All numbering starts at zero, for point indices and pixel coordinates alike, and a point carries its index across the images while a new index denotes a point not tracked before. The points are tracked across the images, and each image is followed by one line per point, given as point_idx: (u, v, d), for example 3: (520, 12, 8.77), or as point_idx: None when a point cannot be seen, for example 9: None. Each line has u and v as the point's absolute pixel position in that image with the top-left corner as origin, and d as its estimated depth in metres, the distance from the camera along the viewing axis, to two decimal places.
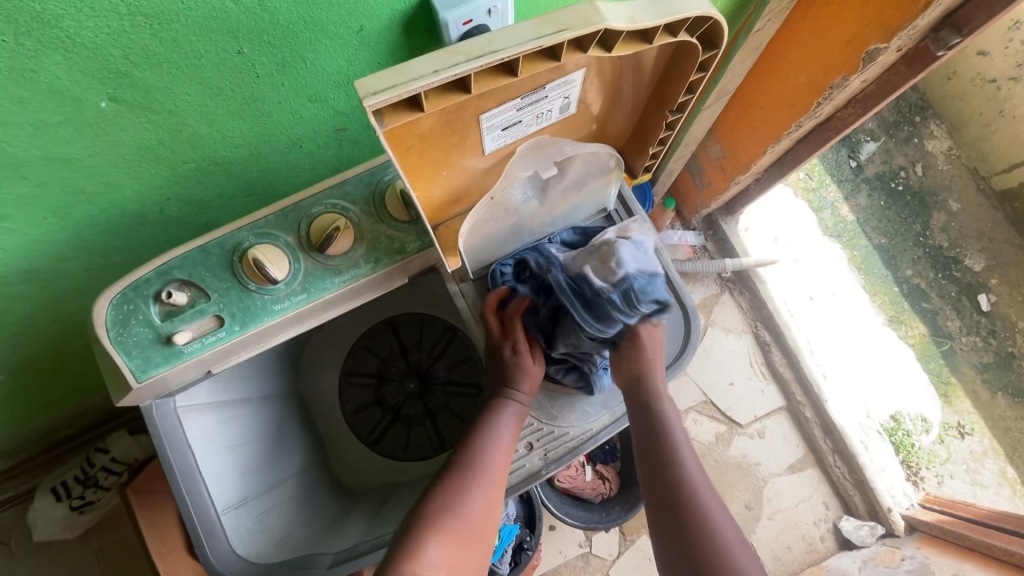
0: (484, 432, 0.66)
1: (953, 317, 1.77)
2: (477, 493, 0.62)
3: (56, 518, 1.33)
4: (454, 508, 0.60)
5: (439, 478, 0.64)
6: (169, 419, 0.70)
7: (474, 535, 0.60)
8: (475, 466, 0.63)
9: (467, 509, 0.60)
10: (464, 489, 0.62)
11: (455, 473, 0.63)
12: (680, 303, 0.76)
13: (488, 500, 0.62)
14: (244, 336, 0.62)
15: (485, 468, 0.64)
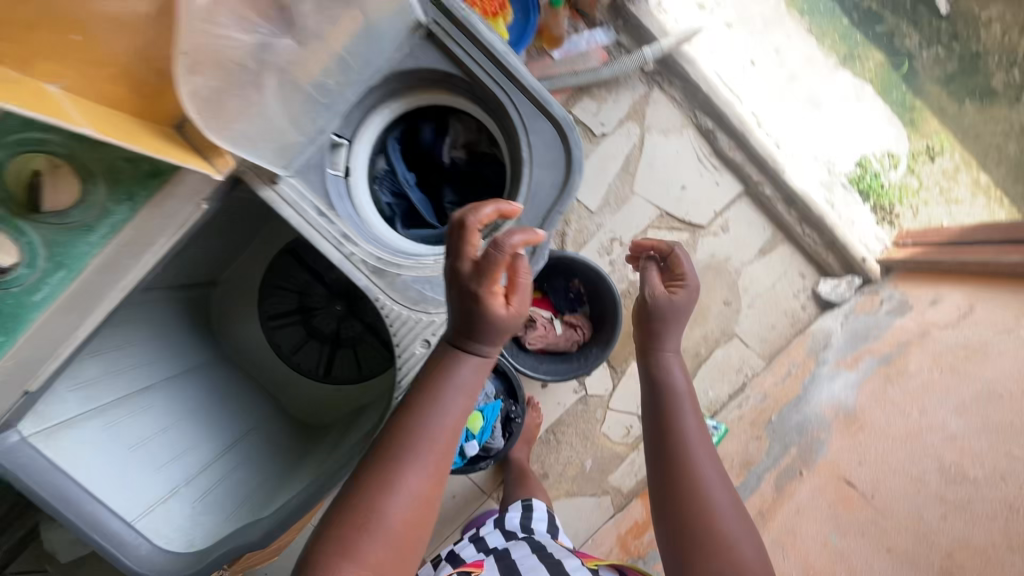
0: (426, 405, 0.59)
1: (912, 32, 1.56)
2: (408, 487, 0.57)
3: (71, 540, 1.34)
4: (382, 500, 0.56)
5: (371, 460, 0.59)
6: (18, 453, 0.60)
7: (399, 534, 0.56)
8: (413, 454, 0.58)
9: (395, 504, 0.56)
10: (397, 475, 0.57)
11: (390, 456, 0.58)
12: (550, 117, 0.66)
13: (425, 487, 0.58)
14: (26, 334, 0.53)
15: (426, 449, 0.58)
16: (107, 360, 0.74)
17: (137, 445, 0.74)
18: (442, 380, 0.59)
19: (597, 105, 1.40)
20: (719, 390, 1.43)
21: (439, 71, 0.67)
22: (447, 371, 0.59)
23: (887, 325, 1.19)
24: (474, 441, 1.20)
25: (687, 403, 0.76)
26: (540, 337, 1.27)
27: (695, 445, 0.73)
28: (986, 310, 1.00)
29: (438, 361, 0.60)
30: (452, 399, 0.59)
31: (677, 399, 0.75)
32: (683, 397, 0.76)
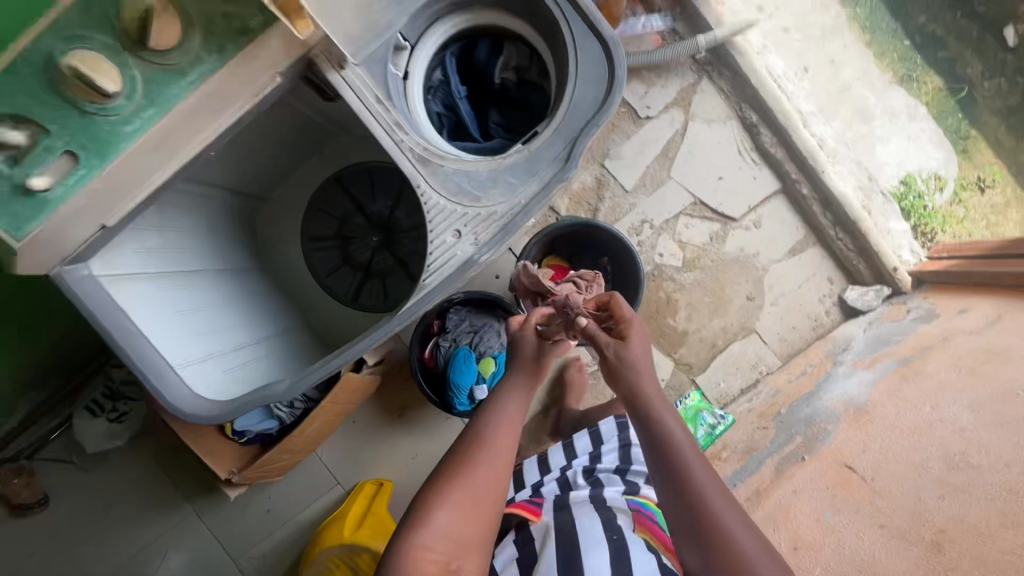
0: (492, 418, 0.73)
1: (975, 62, 1.65)
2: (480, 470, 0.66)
3: (99, 431, 1.44)
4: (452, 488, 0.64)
5: (442, 467, 0.68)
6: (90, 285, 0.66)
7: (474, 499, 0.64)
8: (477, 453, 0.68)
9: (464, 489, 0.64)
10: (465, 467, 0.66)
11: (456, 459, 0.67)
12: (599, 36, 0.61)
13: (492, 472, 0.67)
14: (109, 172, 0.57)
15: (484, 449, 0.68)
16: (186, 258, 0.89)
17: (186, 312, 0.81)
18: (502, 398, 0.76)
19: (645, 89, 1.41)
20: (731, 383, 1.43)
21: None
22: (512, 392, 0.78)
23: (911, 330, 1.18)
24: (483, 386, 1.20)
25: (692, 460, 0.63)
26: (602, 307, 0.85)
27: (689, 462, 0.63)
28: (1014, 318, 0.99)
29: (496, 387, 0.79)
30: (513, 420, 0.74)
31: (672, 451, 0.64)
32: (663, 411, 0.68)
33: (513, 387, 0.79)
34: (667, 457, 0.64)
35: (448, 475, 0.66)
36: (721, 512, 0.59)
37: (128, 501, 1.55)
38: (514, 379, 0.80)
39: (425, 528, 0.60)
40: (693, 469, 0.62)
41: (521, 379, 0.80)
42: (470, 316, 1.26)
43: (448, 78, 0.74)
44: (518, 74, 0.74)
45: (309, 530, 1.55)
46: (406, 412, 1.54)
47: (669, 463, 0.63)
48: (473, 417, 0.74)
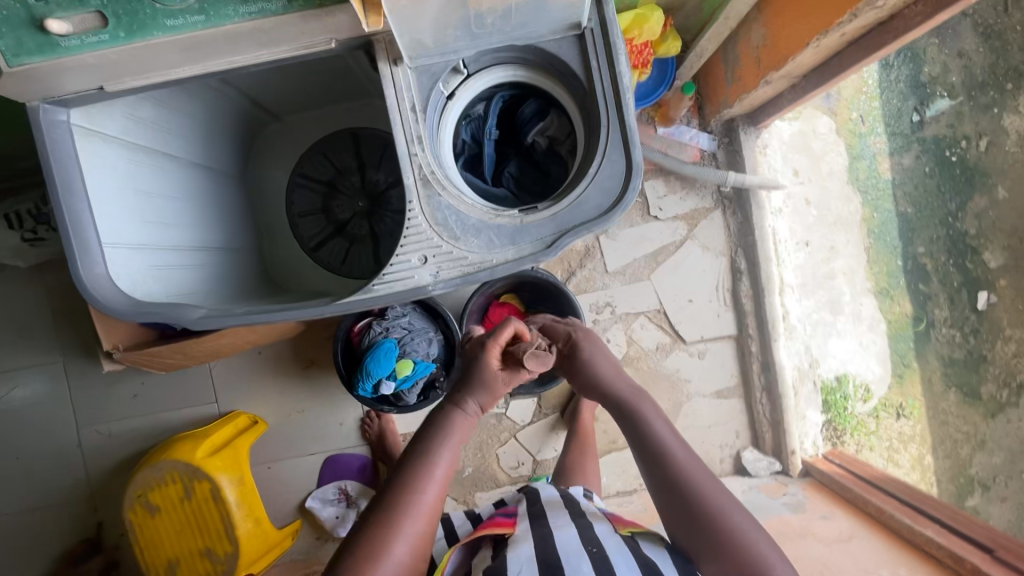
0: (419, 480, 0.75)
1: (943, 306, 1.74)
2: (403, 544, 0.70)
3: (8, 245, 1.37)
4: (372, 563, 0.68)
5: (363, 533, 0.71)
6: (58, 130, 0.65)
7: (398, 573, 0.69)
8: (399, 521, 0.71)
9: (386, 567, 0.68)
10: (384, 543, 0.69)
11: (376, 529, 0.71)
12: (627, 156, 0.64)
13: (411, 544, 0.71)
14: (131, 49, 0.56)
15: (406, 523, 0.71)
16: (170, 144, 0.87)
17: (141, 193, 0.79)
18: (432, 456, 0.77)
19: (665, 192, 1.47)
20: (611, 481, 1.53)
21: (565, 65, 0.66)
22: (440, 448, 0.79)
23: (777, 512, 1.26)
24: (391, 383, 1.21)
25: (681, 455, 0.79)
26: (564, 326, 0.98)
27: (682, 460, 0.78)
28: (860, 546, 1.07)
29: (425, 440, 0.79)
30: (439, 480, 0.76)
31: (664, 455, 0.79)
32: (650, 414, 0.83)
33: (445, 443, 0.79)
34: (656, 456, 0.80)
35: (368, 547, 0.69)
36: (705, 487, 0.75)
37: (6, 323, 1.49)
38: (449, 432, 0.80)
39: None
40: (678, 461, 0.78)
41: (453, 435, 0.80)
42: (413, 316, 1.26)
43: (486, 113, 0.75)
44: (550, 144, 0.76)
45: (169, 431, 1.52)
46: (312, 367, 1.51)
47: (658, 463, 0.79)
48: (393, 481, 0.76)
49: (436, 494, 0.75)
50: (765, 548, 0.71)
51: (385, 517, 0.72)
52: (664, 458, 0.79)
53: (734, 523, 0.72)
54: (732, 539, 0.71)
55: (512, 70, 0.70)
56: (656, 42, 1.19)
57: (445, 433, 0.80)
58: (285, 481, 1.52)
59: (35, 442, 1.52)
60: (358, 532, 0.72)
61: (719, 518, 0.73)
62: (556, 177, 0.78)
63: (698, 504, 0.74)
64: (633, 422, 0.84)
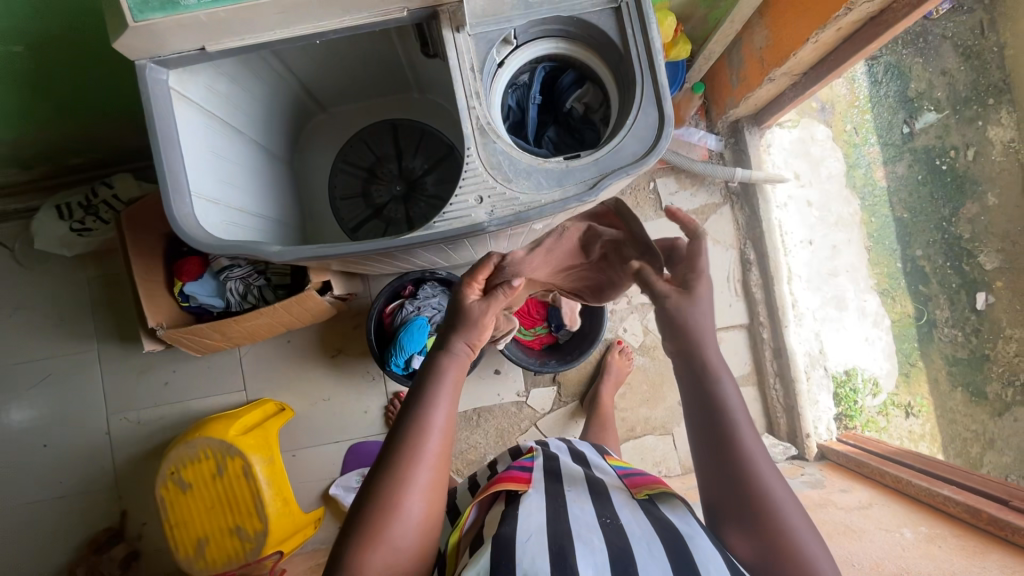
0: (412, 450, 0.62)
1: (944, 307, 1.77)
2: (404, 523, 0.60)
3: (58, 235, 1.45)
4: (381, 520, 0.60)
5: (370, 482, 0.62)
6: (159, 87, 0.74)
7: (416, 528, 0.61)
8: (392, 498, 0.60)
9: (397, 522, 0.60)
10: (391, 496, 0.60)
11: (382, 482, 0.61)
12: (660, 109, 0.72)
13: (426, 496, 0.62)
14: (238, 8, 0.65)
15: (404, 501, 0.61)
16: (237, 118, 0.96)
17: (216, 155, 0.88)
18: (424, 417, 0.64)
19: (676, 189, 1.57)
20: None
21: (603, 34, 0.75)
22: (445, 387, 0.67)
23: (796, 488, 1.29)
24: (423, 357, 1.27)
25: (753, 447, 0.61)
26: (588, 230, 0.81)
27: (754, 455, 0.61)
28: (880, 510, 1.11)
29: (415, 397, 0.66)
30: (446, 421, 0.65)
31: (731, 440, 0.61)
32: (721, 375, 0.63)
33: (439, 397, 0.65)
34: (716, 428, 0.62)
35: (375, 502, 0.60)
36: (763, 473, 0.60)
37: (47, 313, 1.55)
38: (441, 382, 0.67)
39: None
40: (743, 441, 0.61)
41: (449, 386, 0.67)
42: (442, 297, 1.33)
43: (530, 82, 0.85)
44: (586, 110, 0.86)
45: (197, 419, 1.56)
46: (340, 356, 1.56)
47: (718, 438, 0.61)
48: (395, 427, 0.64)
49: (434, 460, 0.63)
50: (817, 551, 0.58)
51: (377, 494, 0.61)
52: (731, 445, 0.61)
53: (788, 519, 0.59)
54: (785, 538, 0.58)
55: (556, 41, 0.80)
56: (669, 46, 1.30)
57: (435, 385, 0.67)
58: (312, 467, 1.55)
59: (64, 429, 1.55)
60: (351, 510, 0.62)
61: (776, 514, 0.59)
62: (591, 140, 0.87)
63: (753, 494, 0.59)
64: (695, 378, 0.64)
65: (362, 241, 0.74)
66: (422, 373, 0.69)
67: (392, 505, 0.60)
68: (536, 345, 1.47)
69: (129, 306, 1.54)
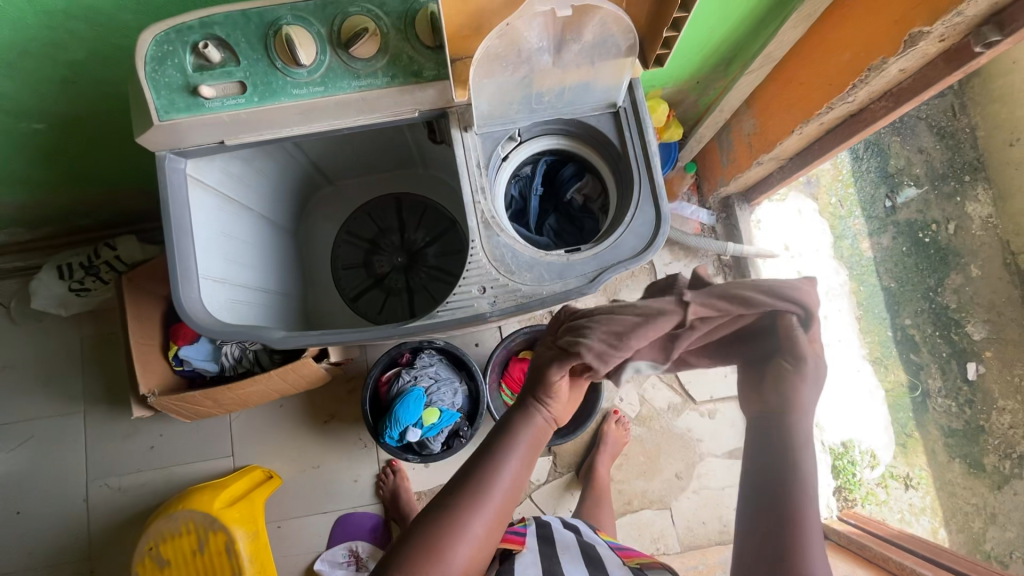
0: (478, 493, 0.59)
1: (936, 375, 1.78)
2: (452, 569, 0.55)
3: (55, 294, 1.44)
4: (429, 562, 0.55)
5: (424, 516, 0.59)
6: (176, 175, 0.77)
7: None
8: (450, 532, 0.57)
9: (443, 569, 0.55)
10: (446, 536, 0.56)
11: (440, 518, 0.57)
12: (657, 207, 0.76)
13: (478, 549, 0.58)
14: (259, 110, 0.69)
15: (458, 541, 0.56)
16: (247, 197, 0.99)
17: (224, 234, 0.90)
18: (498, 478, 0.60)
19: (670, 261, 1.60)
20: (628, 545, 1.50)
21: (603, 136, 0.80)
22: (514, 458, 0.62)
23: None
24: (417, 430, 1.25)
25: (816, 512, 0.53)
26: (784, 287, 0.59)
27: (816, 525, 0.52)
28: None
29: (488, 453, 0.62)
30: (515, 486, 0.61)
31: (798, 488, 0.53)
32: (804, 448, 0.56)
33: (508, 462, 0.61)
34: (779, 507, 0.53)
35: (426, 539, 0.56)
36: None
37: (35, 372, 1.52)
38: (515, 444, 0.64)
39: None
40: (813, 538, 0.52)
41: (521, 452, 0.63)
42: (440, 366, 1.33)
43: (533, 174, 0.89)
44: (585, 201, 0.90)
45: (179, 485, 1.50)
46: (332, 422, 1.53)
47: (780, 517, 0.52)
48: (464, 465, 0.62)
49: (493, 514, 0.59)
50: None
51: (432, 524, 0.57)
52: (795, 494, 0.53)
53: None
54: None
55: (558, 138, 0.84)
56: (662, 129, 1.37)
57: (508, 452, 0.62)
58: (295, 539, 1.49)
59: (39, 496, 1.49)
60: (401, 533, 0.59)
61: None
62: (590, 229, 0.90)
63: None
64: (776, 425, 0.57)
65: (369, 329, 0.76)
66: (493, 436, 0.66)
67: (448, 539, 0.56)
68: None
69: (121, 366, 1.53)
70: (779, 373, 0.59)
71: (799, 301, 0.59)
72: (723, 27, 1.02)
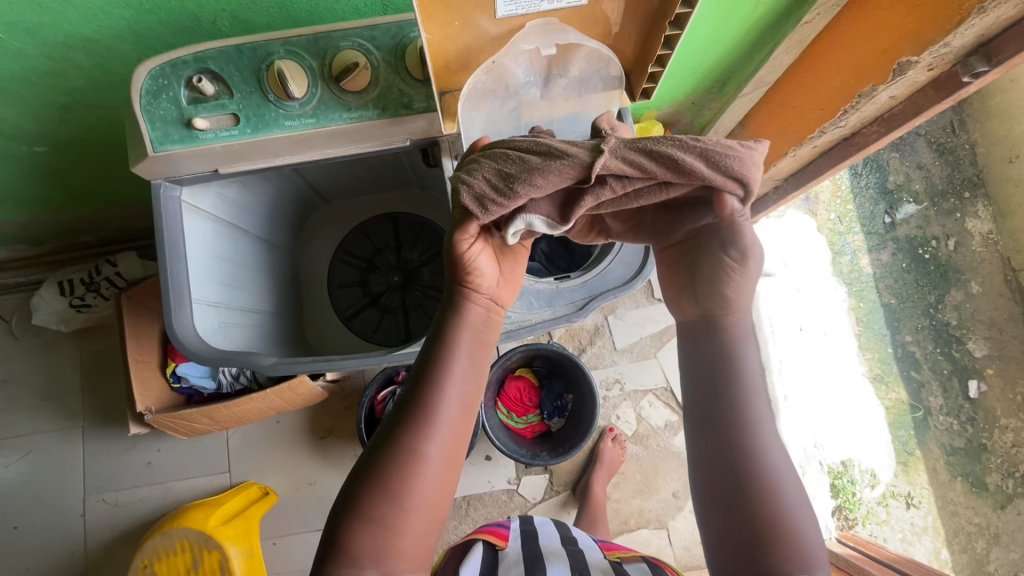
0: (427, 405, 0.58)
1: (937, 395, 1.79)
2: (417, 486, 0.55)
3: (55, 309, 1.46)
4: (393, 497, 0.54)
5: (377, 458, 0.57)
6: (172, 202, 0.78)
7: (431, 504, 0.56)
8: (406, 451, 0.56)
9: (413, 498, 0.55)
10: (405, 471, 0.55)
11: (394, 455, 0.56)
12: None
13: (443, 467, 0.58)
14: (252, 141, 0.70)
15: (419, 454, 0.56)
16: (244, 219, 1.00)
17: (220, 257, 0.91)
18: (443, 383, 0.59)
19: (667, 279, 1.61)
20: None
21: None
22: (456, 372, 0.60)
23: None
24: None
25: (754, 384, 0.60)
26: (727, 154, 0.51)
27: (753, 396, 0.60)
28: None
29: (428, 363, 0.60)
30: (462, 394, 0.60)
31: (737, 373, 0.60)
32: (737, 339, 0.61)
33: (447, 380, 0.60)
34: (721, 394, 0.59)
35: (387, 479, 0.55)
36: (773, 448, 0.57)
37: (34, 387, 1.53)
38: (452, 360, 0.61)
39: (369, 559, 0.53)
40: (751, 408, 0.59)
41: (459, 365, 0.61)
42: None
43: None
44: None
45: (175, 501, 1.51)
46: (327, 439, 1.54)
47: (722, 403, 0.59)
48: (404, 394, 0.60)
49: (448, 422, 0.59)
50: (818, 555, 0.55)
51: (388, 448, 0.56)
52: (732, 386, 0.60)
53: (791, 509, 0.55)
54: (763, 483, 0.56)
55: None
56: None
57: (447, 369, 0.60)
58: (290, 558, 1.48)
59: (36, 512, 1.49)
60: (359, 465, 0.58)
61: (777, 493, 0.55)
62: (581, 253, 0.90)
63: (745, 458, 0.57)
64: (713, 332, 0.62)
65: (360, 355, 0.77)
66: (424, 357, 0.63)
67: (404, 458, 0.55)
68: (528, 434, 1.46)
69: (119, 381, 1.54)
70: (720, 268, 0.60)
71: (739, 178, 0.51)
72: (714, 53, 1.02)
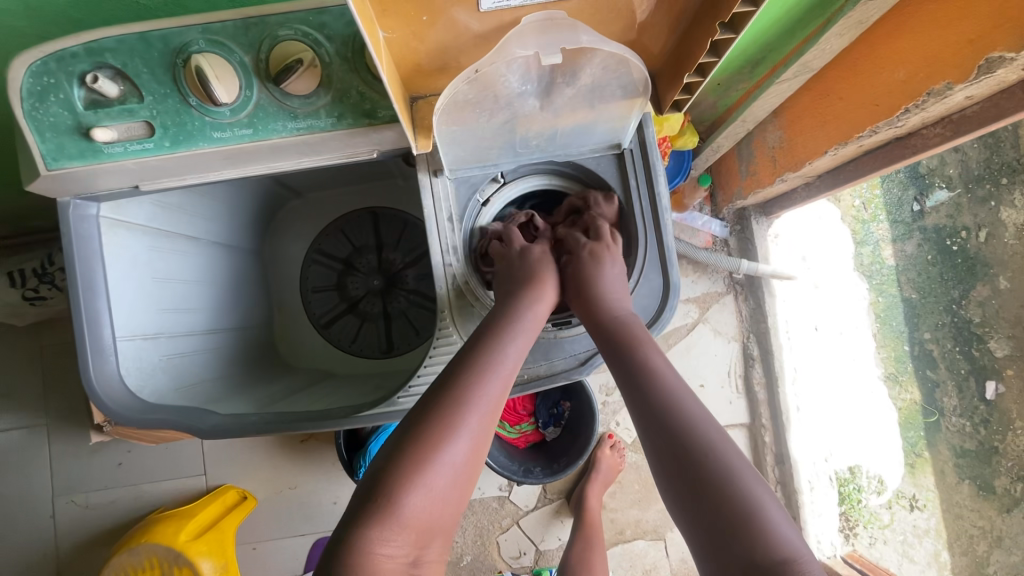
0: (478, 368, 0.56)
1: (952, 394, 1.62)
2: (456, 441, 0.52)
3: (6, 302, 1.33)
4: (425, 456, 0.50)
5: (418, 417, 0.54)
6: (86, 224, 0.64)
7: (458, 478, 0.52)
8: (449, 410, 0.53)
9: (440, 464, 0.50)
10: (443, 429, 0.52)
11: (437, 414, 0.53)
12: (664, 277, 0.64)
13: (477, 442, 0.53)
14: (173, 157, 0.55)
15: (465, 409, 0.54)
16: (195, 224, 0.86)
17: (160, 278, 0.77)
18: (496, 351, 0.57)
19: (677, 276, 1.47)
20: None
21: (603, 182, 0.66)
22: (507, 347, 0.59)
23: None
24: None
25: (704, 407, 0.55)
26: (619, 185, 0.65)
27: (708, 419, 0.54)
28: None
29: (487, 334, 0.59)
30: (508, 372, 0.58)
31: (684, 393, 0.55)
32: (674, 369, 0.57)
33: (502, 350, 0.58)
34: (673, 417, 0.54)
35: (423, 435, 0.52)
36: (735, 471, 0.50)
37: None
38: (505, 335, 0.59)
39: (391, 519, 0.48)
40: (704, 427, 0.53)
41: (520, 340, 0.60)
42: None
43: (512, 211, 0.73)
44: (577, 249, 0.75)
45: (149, 504, 1.43)
46: (309, 442, 1.45)
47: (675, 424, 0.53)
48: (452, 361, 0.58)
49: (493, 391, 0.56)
50: (795, 539, 0.47)
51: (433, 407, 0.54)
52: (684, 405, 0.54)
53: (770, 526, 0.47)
54: (730, 504, 0.48)
55: (545, 181, 0.69)
56: (674, 136, 1.19)
57: (498, 340, 0.59)
58: (270, 563, 1.42)
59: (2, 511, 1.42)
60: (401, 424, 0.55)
61: (726, 481, 0.49)
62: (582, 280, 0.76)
63: (704, 476, 0.50)
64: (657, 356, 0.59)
65: (323, 417, 0.64)
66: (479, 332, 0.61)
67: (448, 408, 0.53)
68: (520, 443, 1.37)
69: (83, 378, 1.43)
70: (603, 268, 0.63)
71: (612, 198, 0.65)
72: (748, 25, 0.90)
